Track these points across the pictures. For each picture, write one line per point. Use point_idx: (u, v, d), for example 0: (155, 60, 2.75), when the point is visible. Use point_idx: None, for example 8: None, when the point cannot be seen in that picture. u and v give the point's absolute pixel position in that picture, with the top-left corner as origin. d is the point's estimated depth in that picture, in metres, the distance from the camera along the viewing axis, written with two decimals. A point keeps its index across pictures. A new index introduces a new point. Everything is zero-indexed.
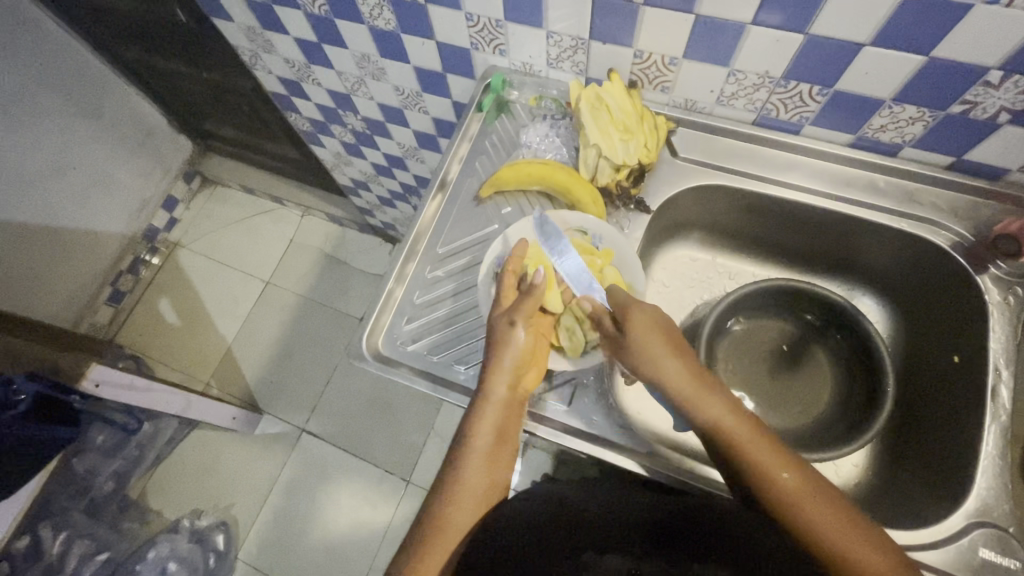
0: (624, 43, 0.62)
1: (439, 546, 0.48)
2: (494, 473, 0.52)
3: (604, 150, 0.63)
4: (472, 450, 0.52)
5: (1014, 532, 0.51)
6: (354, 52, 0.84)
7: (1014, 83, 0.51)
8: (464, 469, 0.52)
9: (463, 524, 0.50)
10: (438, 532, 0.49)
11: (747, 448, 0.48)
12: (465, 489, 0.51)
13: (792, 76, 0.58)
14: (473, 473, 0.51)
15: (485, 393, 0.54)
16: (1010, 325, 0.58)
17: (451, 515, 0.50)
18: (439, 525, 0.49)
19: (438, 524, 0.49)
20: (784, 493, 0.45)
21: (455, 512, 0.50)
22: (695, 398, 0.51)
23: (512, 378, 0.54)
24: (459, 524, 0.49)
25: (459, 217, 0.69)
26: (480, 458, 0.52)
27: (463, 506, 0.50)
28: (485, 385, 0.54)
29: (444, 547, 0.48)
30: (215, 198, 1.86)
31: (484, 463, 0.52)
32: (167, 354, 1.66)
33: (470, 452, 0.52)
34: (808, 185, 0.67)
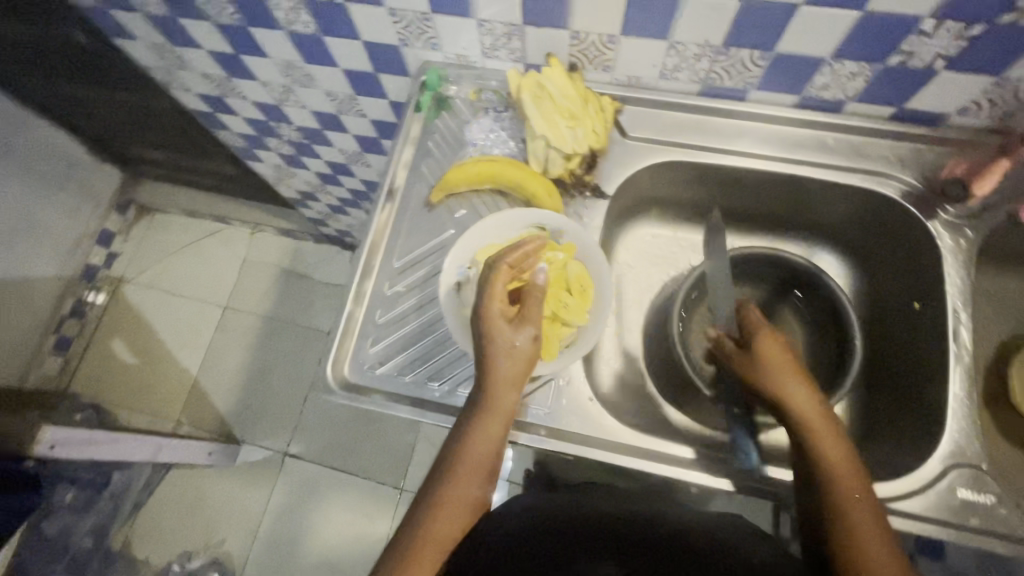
0: (558, 25, 0.59)
1: (422, 556, 0.47)
2: (480, 485, 0.51)
3: (552, 141, 0.60)
4: (463, 459, 0.50)
5: (986, 468, 0.53)
6: (276, 60, 0.79)
7: (948, 29, 0.50)
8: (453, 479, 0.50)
9: (447, 538, 0.49)
10: (423, 541, 0.48)
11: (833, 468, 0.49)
12: (451, 499, 0.50)
13: (732, 43, 0.57)
14: (465, 484, 0.50)
15: (490, 405, 0.51)
16: (964, 266, 0.60)
17: (435, 523, 0.49)
18: (424, 534, 0.48)
19: (422, 533, 0.48)
20: (850, 522, 0.46)
21: (441, 520, 0.49)
22: (812, 419, 0.51)
23: (516, 395, 0.52)
24: (443, 536, 0.48)
25: (412, 227, 0.65)
26: (469, 469, 0.50)
27: (451, 515, 0.49)
28: (494, 399, 0.51)
29: (429, 561, 0.47)
30: (155, 226, 1.76)
31: (475, 477, 0.51)
32: (129, 397, 1.58)
33: (462, 462, 0.50)
34: (760, 150, 0.66)
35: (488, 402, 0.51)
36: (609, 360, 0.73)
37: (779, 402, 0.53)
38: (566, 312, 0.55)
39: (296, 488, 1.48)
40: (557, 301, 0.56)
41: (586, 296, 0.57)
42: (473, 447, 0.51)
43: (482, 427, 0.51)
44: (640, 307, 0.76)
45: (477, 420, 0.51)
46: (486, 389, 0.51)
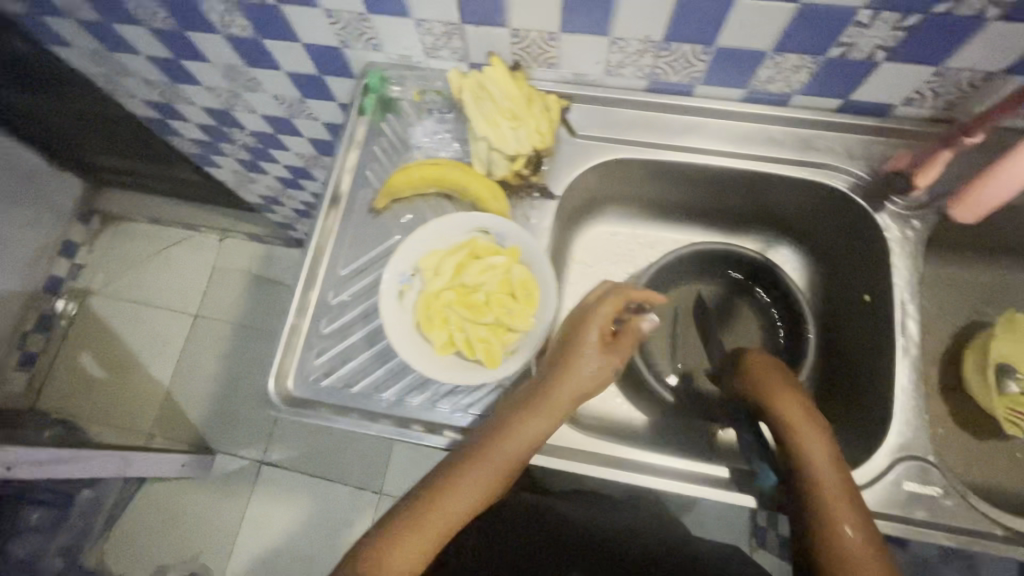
0: (497, 23, 0.58)
1: (422, 531, 0.48)
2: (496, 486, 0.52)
3: (494, 142, 0.59)
4: (496, 457, 0.51)
5: (934, 460, 0.53)
6: (218, 65, 0.76)
7: (884, 20, 0.50)
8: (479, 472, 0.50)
9: (451, 522, 0.49)
10: (427, 518, 0.49)
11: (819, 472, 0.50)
12: (467, 490, 0.50)
13: (673, 38, 0.56)
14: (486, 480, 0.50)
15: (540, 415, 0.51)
16: (911, 258, 0.60)
17: (444, 506, 0.49)
18: (428, 510, 0.49)
19: (429, 511, 0.49)
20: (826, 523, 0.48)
21: (449, 503, 0.49)
22: (799, 424, 0.51)
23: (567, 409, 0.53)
24: (449, 520, 0.49)
25: (357, 234, 0.64)
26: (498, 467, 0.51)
27: (461, 503, 0.50)
28: (543, 408, 0.52)
29: (430, 539, 0.48)
30: (120, 235, 1.70)
31: (498, 477, 0.51)
32: (98, 411, 1.55)
33: (493, 458, 0.50)
34: (709, 145, 0.65)
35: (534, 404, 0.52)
36: None
37: (771, 410, 0.53)
38: (509, 317, 0.54)
39: (273, 497, 1.46)
40: (500, 306, 0.55)
41: (532, 300, 0.55)
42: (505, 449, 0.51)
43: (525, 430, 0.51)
44: None
45: (527, 424, 0.51)
46: (536, 397, 0.52)
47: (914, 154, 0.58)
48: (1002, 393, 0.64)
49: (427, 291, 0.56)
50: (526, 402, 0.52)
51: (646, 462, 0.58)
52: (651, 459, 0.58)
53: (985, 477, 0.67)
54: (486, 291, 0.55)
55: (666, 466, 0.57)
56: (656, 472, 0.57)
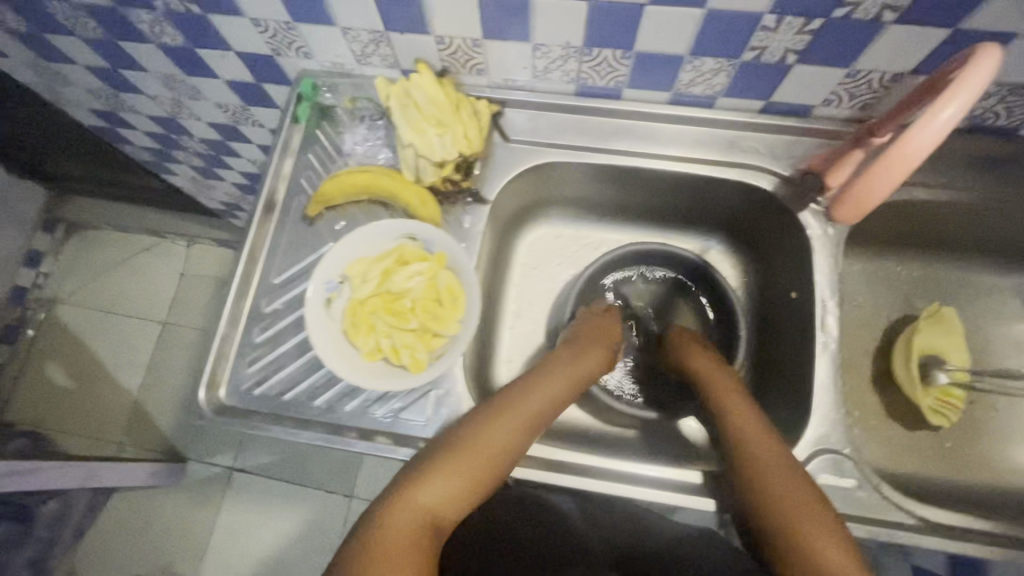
0: (420, 31, 0.58)
1: (458, 470, 0.49)
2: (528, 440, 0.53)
3: (419, 148, 0.59)
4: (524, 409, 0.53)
5: (848, 453, 0.55)
6: (156, 74, 0.76)
7: (788, 24, 0.51)
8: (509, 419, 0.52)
9: (488, 467, 0.50)
10: (461, 458, 0.49)
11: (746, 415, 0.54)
12: (500, 434, 0.51)
13: (592, 44, 0.57)
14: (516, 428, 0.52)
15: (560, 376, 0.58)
16: (833, 256, 0.61)
17: (475, 449, 0.50)
18: (463, 450, 0.50)
19: (468, 451, 0.50)
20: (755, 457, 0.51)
21: (484, 448, 0.50)
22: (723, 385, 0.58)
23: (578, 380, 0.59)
24: (481, 464, 0.50)
25: (291, 243, 0.64)
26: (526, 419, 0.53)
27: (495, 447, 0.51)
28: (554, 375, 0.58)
29: (463, 473, 0.49)
30: (87, 243, 1.68)
31: (526, 424, 0.53)
32: (67, 421, 1.53)
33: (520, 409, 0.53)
34: (640, 148, 0.67)
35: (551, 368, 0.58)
36: (510, 363, 0.74)
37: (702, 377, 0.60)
38: (434, 323, 0.55)
39: (243, 504, 1.44)
40: (426, 312, 0.55)
41: (458, 306, 0.56)
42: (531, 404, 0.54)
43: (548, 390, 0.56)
44: (541, 308, 0.76)
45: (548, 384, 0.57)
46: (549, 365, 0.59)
47: (825, 154, 0.60)
48: (935, 386, 0.68)
49: (354, 299, 0.56)
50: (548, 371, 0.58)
51: (583, 466, 0.59)
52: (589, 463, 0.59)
53: (918, 467, 0.68)
54: (412, 298, 0.56)
55: (603, 468, 0.59)
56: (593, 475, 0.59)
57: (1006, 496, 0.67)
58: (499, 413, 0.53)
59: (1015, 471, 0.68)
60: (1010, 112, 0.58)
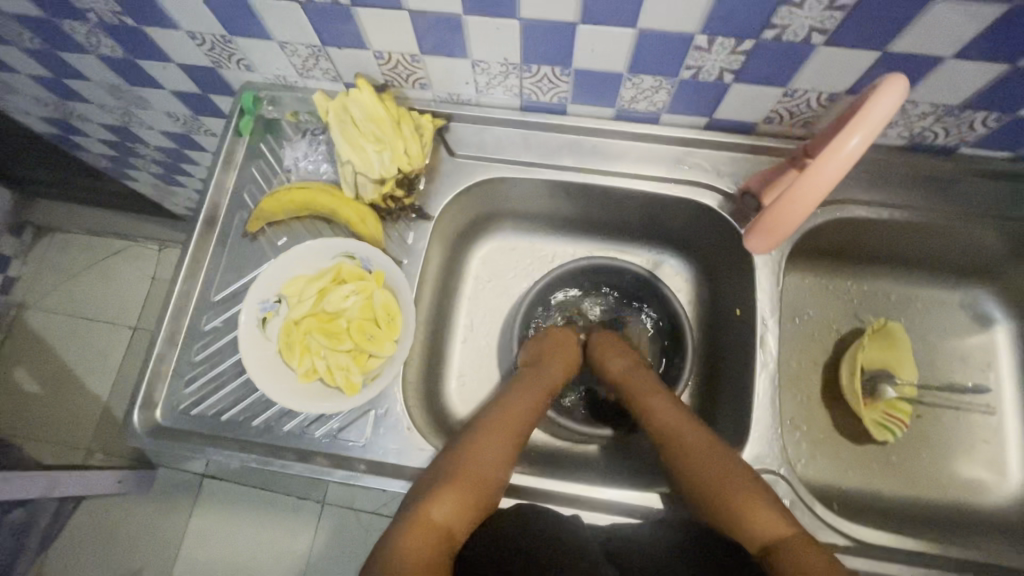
0: (358, 46, 0.58)
1: (460, 488, 0.51)
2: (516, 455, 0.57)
3: (358, 166, 0.59)
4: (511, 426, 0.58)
5: (784, 473, 0.56)
6: (100, 83, 0.75)
7: (721, 45, 0.50)
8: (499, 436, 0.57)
9: (486, 480, 0.53)
10: (461, 475, 0.52)
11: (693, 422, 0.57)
12: (493, 451, 0.55)
13: (531, 61, 0.56)
14: (507, 443, 0.56)
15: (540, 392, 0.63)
16: (775, 273, 0.62)
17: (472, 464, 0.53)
18: (462, 470, 0.53)
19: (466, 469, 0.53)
20: (705, 460, 0.53)
21: (479, 464, 0.54)
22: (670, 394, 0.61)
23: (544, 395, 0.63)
24: (478, 479, 0.53)
25: (231, 259, 0.64)
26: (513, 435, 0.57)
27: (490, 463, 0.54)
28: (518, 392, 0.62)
29: (461, 492, 0.51)
30: (55, 247, 1.66)
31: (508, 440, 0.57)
32: (34, 427, 1.51)
33: (506, 427, 0.58)
34: (587, 163, 0.66)
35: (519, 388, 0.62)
36: (462, 377, 0.73)
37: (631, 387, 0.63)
38: (369, 344, 0.55)
39: (214, 511, 1.42)
40: (360, 332, 0.55)
41: (395, 326, 0.56)
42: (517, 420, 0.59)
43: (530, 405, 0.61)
44: (494, 321, 0.76)
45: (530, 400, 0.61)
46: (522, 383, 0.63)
47: (762, 173, 0.60)
48: (883, 399, 0.69)
49: (289, 318, 0.56)
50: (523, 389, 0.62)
51: (530, 488, 0.59)
52: (540, 486, 0.58)
53: (865, 481, 0.69)
54: (348, 317, 0.56)
55: (554, 490, 0.58)
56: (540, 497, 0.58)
57: (950, 508, 0.67)
58: (491, 431, 0.57)
59: (959, 484, 0.68)
60: (947, 130, 0.58)
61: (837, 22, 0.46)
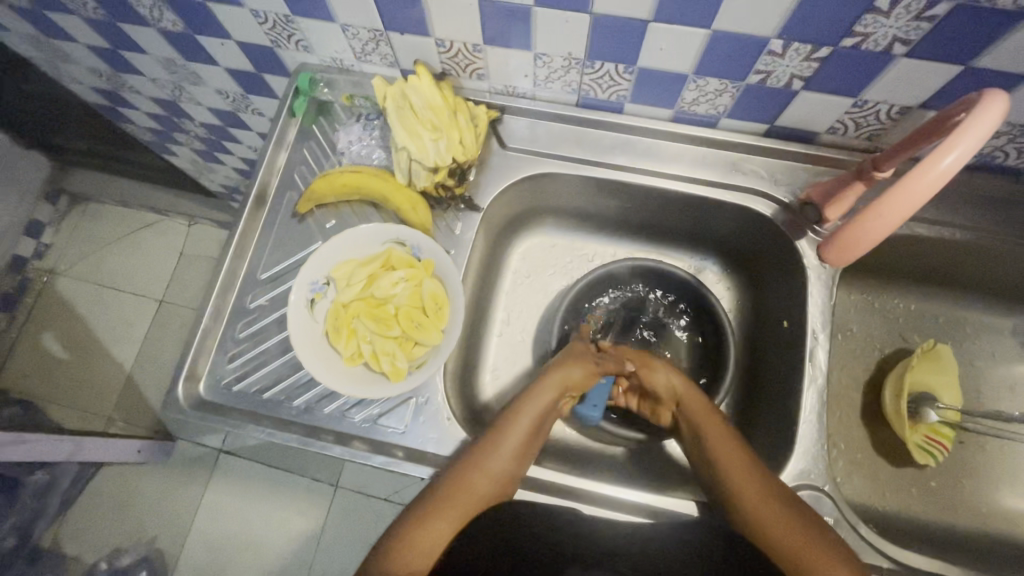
0: (421, 33, 0.57)
1: (452, 506, 0.50)
2: (524, 460, 0.54)
3: (413, 153, 0.58)
4: (512, 436, 0.54)
5: (828, 490, 0.55)
6: (156, 57, 0.75)
7: (796, 51, 0.49)
8: (499, 448, 0.53)
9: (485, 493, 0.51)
10: (457, 493, 0.50)
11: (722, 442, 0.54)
12: (498, 462, 0.52)
13: (595, 56, 0.55)
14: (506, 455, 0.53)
15: (542, 393, 0.58)
16: (828, 286, 0.60)
17: (469, 479, 0.51)
18: (459, 488, 0.51)
19: (460, 486, 0.51)
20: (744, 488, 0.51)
21: (475, 481, 0.51)
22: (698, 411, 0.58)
23: (548, 398, 0.57)
24: (472, 497, 0.51)
25: (279, 239, 0.64)
26: (517, 442, 0.54)
27: (489, 472, 0.52)
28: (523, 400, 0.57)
29: (453, 513, 0.49)
30: (88, 216, 1.68)
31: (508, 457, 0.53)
32: (58, 391, 1.54)
33: (507, 441, 0.54)
34: (640, 164, 0.65)
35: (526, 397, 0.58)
36: (495, 371, 0.73)
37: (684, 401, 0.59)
38: (417, 332, 0.55)
39: (229, 488, 1.44)
40: (409, 320, 0.55)
41: (442, 315, 0.55)
42: (517, 428, 0.55)
43: (529, 410, 0.56)
44: (531, 318, 0.76)
45: (528, 403, 0.57)
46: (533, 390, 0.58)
47: (823, 184, 0.59)
48: (925, 423, 0.68)
49: (337, 300, 0.56)
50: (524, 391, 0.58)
51: (564, 485, 0.58)
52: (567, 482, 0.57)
53: (900, 504, 0.68)
54: (397, 304, 0.56)
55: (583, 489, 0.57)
56: (574, 496, 0.57)
57: (986, 539, 0.66)
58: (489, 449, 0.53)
59: (997, 515, 0.67)
60: (1019, 151, 0.56)
61: (922, 33, 0.45)
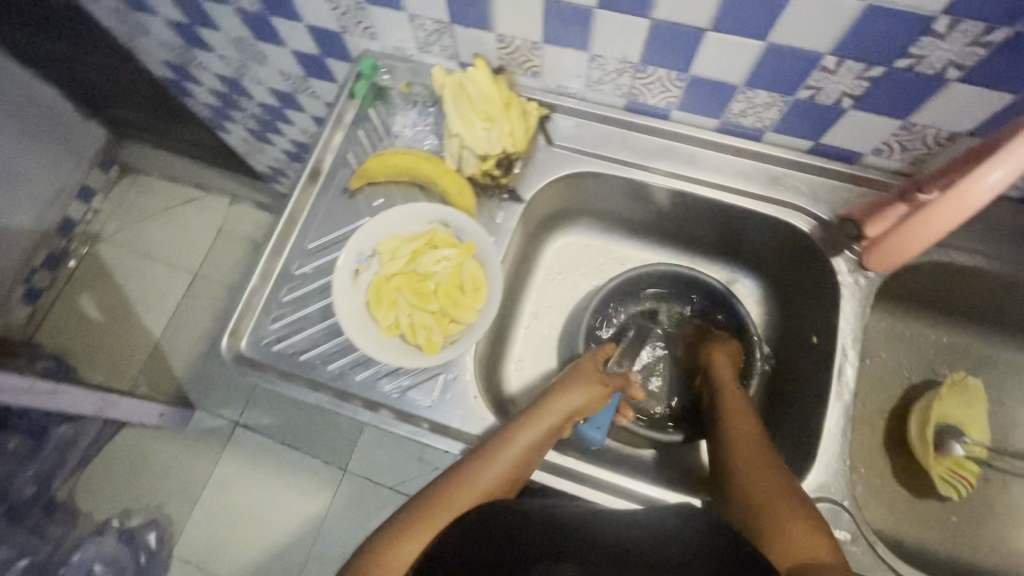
0: (485, 27, 0.60)
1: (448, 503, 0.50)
2: (526, 468, 0.54)
3: (466, 140, 0.61)
4: (511, 453, 0.53)
5: (847, 506, 0.55)
6: (229, 35, 0.80)
7: (849, 68, 0.51)
8: (505, 451, 0.53)
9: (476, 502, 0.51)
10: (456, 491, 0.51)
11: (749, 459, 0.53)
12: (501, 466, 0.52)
13: (648, 62, 0.58)
14: (508, 459, 0.53)
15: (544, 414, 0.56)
16: (861, 304, 0.61)
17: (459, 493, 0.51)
18: (458, 489, 0.51)
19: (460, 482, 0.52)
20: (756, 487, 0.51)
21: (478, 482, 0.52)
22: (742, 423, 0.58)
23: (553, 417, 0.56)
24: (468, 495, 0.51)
25: (329, 211, 0.67)
26: (519, 453, 0.53)
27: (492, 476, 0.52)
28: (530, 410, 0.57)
29: (450, 509, 0.50)
30: (136, 187, 1.75)
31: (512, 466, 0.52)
32: (91, 352, 1.59)
33: (511, 449, 0.53)
34: (682, 171, 0.67)
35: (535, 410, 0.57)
36: (519, 362, 0.75)
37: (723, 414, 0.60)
38: (454, 309, 0.57)
39: (240, 461, 1.45)
40: (448, 297, 0.57)
41: (480, 296, 0.57)
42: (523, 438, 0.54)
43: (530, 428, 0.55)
44: (559, 314, 0.77)
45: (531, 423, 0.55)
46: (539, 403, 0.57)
47: (868, 203, 0.61)
48: (949, 456, 0.66)
49: (380, 273, 0.58)
50: (528, 409, 0.57)
51: (582, 472, 0.59)
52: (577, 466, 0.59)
53: (918, 535, 0.67)
54: (437, 281, 0.58)
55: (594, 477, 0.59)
56: (588, 483, 0.59)
57: None
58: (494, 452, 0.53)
59: (1018, 556, 0.65)
60: None
61: (978, 59, 0.46)
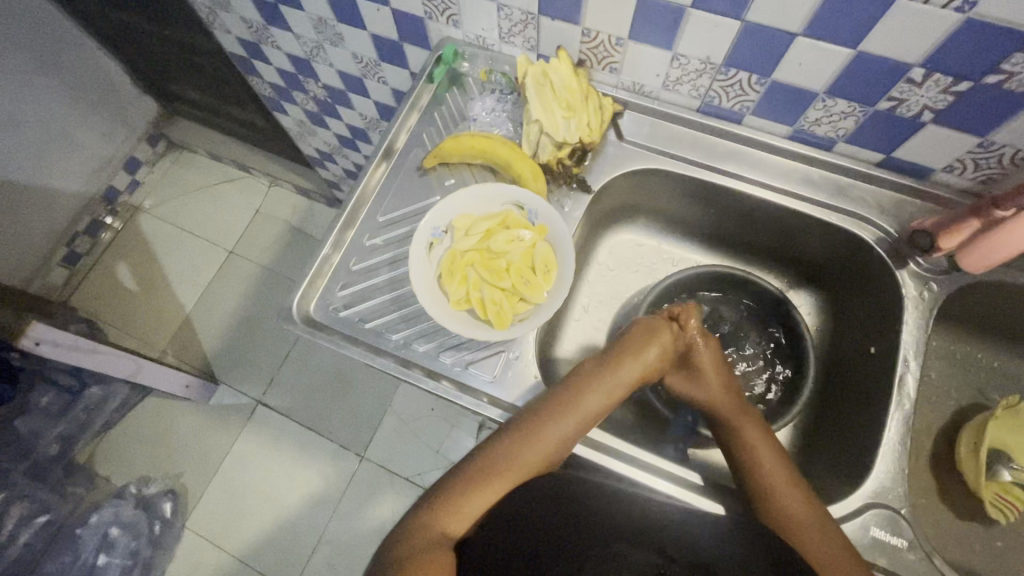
0: (571, 20, 0.62)
1: (493, 477, 0.52)
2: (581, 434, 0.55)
3: (545, 127, 0.63)
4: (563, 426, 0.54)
5: (904, 514, 0.55)
6: (311, 15, 0.82)
7: (935, 81, 0.52)
8: (563, 418, 0.54)
9: (524, 473, 0.52)
10: (504, 464, 0.52)
11: (798, 529, 0.50)
12: (552, 436, 0.53)
13: (732, 64, 0.59)
14: (558, 433, 0.53)
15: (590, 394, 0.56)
16: (924, 318, 0.62)
17: (504, 466, 0.52)
18: (506, 463, 0.52)
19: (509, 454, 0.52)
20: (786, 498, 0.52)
21: (526, 454, 0.53)
22: (774, 480, 0.53)
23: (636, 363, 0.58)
24: (518, 467, 0.52)
25: (402, 188, 0.69)
26: (578, 420, 0.55)
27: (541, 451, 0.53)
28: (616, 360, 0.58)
29: (497, 484, 0.51)
30: (179, 163, 1.77)
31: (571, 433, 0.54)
32: (120, 319, 1.58)
33: (560, 422, 0.54)
34: (750, 176, 0.68)
35: (611, 366, 0.58)
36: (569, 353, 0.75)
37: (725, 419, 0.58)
38: (525, 288, 0.58)
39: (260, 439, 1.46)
40: (519, 274, 0.58)
41: (550, 276, 0.59)
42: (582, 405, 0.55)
43: (577, 410, 0.55)
44: (611, 309, 0.78)
45: (579, 403, 0.55)
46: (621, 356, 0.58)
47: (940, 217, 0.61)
48: (997, 480, 0.65)
49: (454, 248, 0.60)
50: (603, 362, 0.58)
51: (637, 457, 0.57)
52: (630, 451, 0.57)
53: (963, 557, 0.66)
54: (510, 260, 0.59)
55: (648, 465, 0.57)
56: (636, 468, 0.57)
57: None
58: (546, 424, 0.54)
59: None
60: None
61: None
